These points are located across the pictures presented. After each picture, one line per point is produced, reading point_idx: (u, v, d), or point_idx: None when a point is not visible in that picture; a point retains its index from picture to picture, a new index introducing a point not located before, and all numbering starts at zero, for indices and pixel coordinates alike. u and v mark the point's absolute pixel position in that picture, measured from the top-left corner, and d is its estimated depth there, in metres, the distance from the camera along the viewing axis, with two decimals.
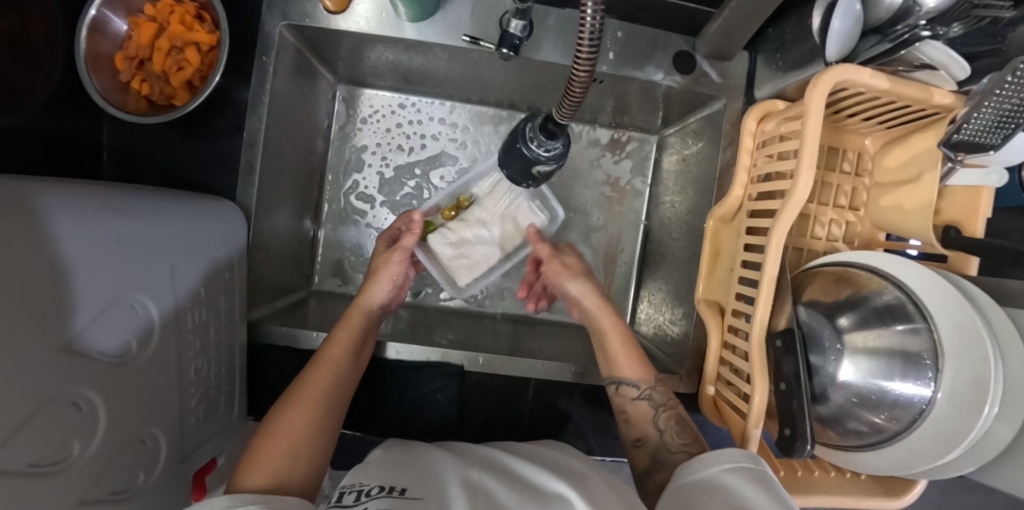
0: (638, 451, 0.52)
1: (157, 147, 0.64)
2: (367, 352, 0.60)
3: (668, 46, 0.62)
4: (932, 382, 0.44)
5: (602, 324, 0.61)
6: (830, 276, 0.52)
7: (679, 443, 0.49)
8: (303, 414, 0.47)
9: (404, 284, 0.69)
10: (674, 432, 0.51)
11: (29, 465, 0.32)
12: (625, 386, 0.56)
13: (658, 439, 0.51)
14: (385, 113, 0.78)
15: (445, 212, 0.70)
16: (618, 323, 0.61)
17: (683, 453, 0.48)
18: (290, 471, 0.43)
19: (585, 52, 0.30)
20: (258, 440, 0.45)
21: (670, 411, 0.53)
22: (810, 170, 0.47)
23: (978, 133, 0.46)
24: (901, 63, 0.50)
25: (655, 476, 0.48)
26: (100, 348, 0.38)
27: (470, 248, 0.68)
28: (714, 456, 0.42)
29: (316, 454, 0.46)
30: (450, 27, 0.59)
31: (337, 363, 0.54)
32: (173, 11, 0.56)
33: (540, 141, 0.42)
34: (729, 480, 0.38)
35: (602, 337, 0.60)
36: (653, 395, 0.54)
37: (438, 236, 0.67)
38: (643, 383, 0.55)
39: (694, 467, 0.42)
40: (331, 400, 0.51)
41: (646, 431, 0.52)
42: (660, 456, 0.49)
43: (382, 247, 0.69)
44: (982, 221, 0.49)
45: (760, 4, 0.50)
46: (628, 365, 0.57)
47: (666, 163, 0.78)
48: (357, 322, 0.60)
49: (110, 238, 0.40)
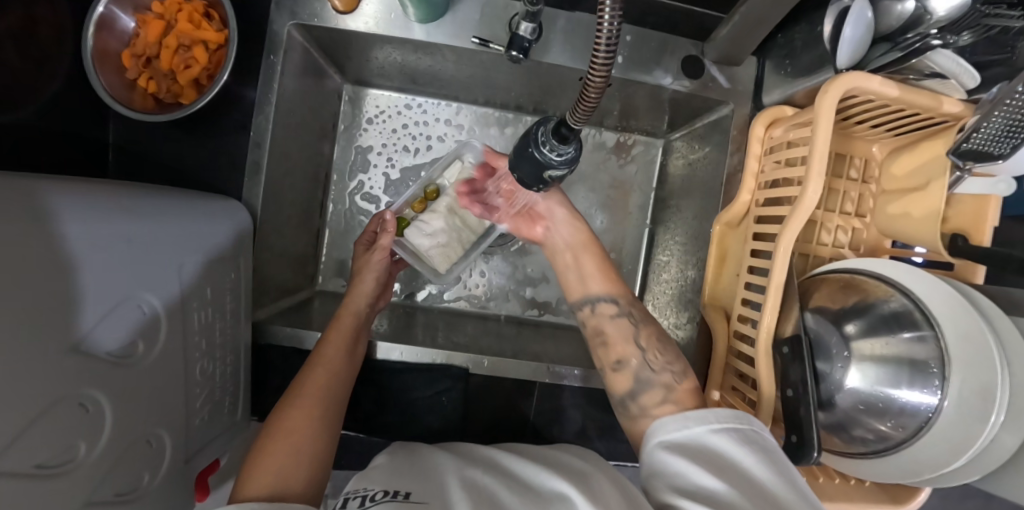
0: (618, 375, 0.50)
1: (164, 146, 0.63)
2: (362, 350, 0.61)
3: (676, 50, 0.62)
4: (939, 391, 0.44)
5: (566, 237, 0.59)
6: (837, 282, 0.52)
7: (662, 362, 0.49)
8: (303, 413, 0.48)
9: (389, 283, 0.70)
10: (656, 350, 0.50)
11: (36, 466, 0.32)
12: (602, 305, 0.54)
13: (641, 358, 0.50)
14: (391, 113, 0.78)
15: (416, 205, 0.70)
16: (583, 235, 0.59)
17: (666, 372, 0.48)
18: (294, 469, 0.43)
19: (602, 60, 0.28)
20: (261, 443, 0.45)
21: (650, 327, 0.52)
22: (820, 178, 0.47)
23: (987, 142, 0.46)
24: (910, 72, 0.50)
25: (638, 398, 0.48)
26: (108, 348, 0.38)
27: (445, 236, 0.69)
28: (699, 416, 0.41)
29: (319, 454, 0.46)
30: (458, 28, 0.59)
31: (330, 362, 0.55)
32: (181, 9, 0.56)
33: (555, 145, 0.37)
34: (721, 443, 0.38)
35: (573, 254, 0.58)
36: (633, 312, 0.53)
37: (413, 230, 0.69)
38: (622, 301, 0.54)
39: (682, 427, 0.42)
40: (328, 398, 0.51)
41: (626, 351, 0.51)
42: (643, 377, 0.48)
43: (361, 250, 0.70)
44: (989, 229, 0.49)
45: (771, 10, 0.50)
46: (599, 282, 0.55)
47: (672, 166, 0.78)
48: (347, 322, 0.61)
49: (117, 238, 0.39)
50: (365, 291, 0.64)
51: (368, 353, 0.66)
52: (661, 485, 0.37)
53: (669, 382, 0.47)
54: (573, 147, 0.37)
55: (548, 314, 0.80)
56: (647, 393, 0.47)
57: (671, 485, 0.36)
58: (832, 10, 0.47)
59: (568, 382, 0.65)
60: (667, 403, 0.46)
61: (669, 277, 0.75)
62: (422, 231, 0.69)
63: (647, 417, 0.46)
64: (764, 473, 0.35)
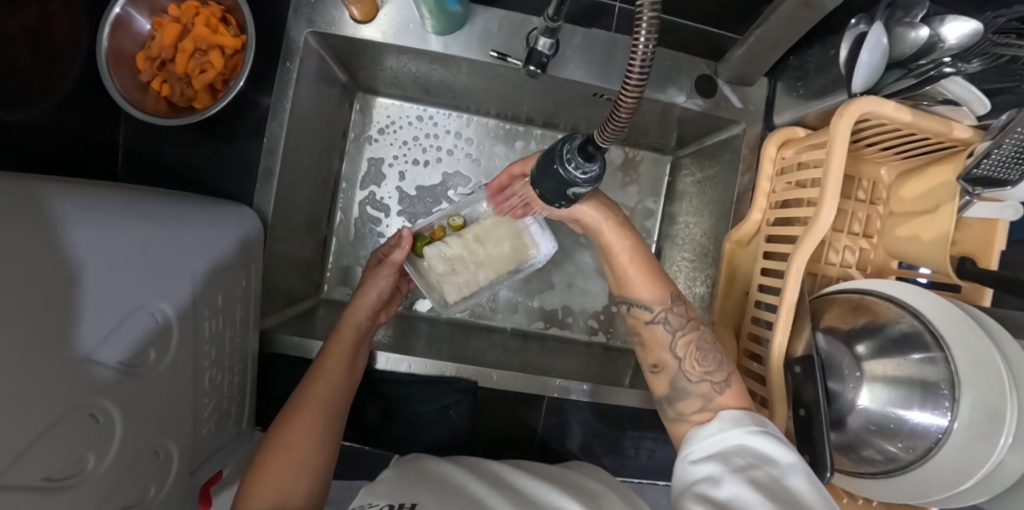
0: (657, 377, 0.50)
1: (178, 151, 0.63)
2: (362, 363, 0.60)
3: (690, 70, 0.63)
4: (950, 413, 0.44)
5: (609, 240, 0.53)
6: (847, 304, 0.52)
7: (700, 371, 0.47)
8: (303, 429, 0.47)
9: (392, 297, 0.69)
10: (694, 359, 0.48)
11: (44, 480, 0.31)
12: (637, 308, 0.52)
13: (678, 366, 0.49)
14: (402, 124, 0.78)
15: (438, 231, 0.68)
16: (628, 238, 0.53)
17: (704, 382, 0.47)
18: (293, 486, 0.43)
19: (635, 79, 0.26)
20: (262, 453, 0.46)
21: (689, 334, 0.50)
22: (834, 200, 0.48)
23: (996, 169, 0.46)
24: (924, 98, 0.51)
25: (674, 404, 0.48)
26: (118, 358, 0.37)
27: (462, 268, 0.67)
28: (734, 418, 0.42)
29: (319, 468, 0.46)
30: (475, 41, 0.59)
31: (331, 376, 0.54)
32: (197, 13, 0.56)
33: (580, 162, 0.37)
34: (756, 446, 0.39)
35: (609, 253, 0.54)
36: (668, 318, 0.50)
37: (434, 250, 0.66)
38: (657, 306, 0.51)
39: (716, 429, 0.42)
40: (329, 412, 0.51)
41: (663, 357, 0.50)
42: (679, 385, 0.48)
43: (373, 264, 0.68)
44: (996, 254, 0.50)
45: (788, 32, 0.51)
46: (645, 288, 0.51)
47: (681, 184, 0.78)
48: (348, 335, 0.59)
49: (130, 246, 0.39)
50: (367, 304, 0.62)
51: (368, 364, 0.65)
52: (694, 487, 0.37)
53: (707, 392, 0.46)
54: (598, 165, 0.37)
55: (554, 327, 0.80)
56: (682, 401, 0.47)
57: (705, 488, 0.36)
58: (848, 35, 0.48)
59: (577, 397, 0.64)
60: (706, 410, 0.45)
61: None
62: (441, 254, 0.66)
63: (684, 421, 0.47)
64: (799, 480, 0.36)
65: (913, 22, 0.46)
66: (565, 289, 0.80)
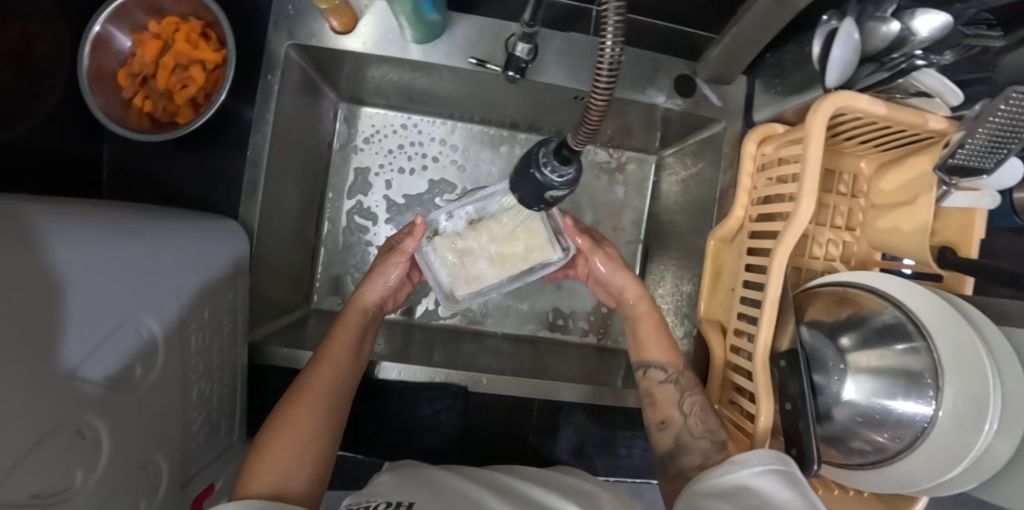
0: (663, 433, 0.53)
1: (163, 166, 0.63)
2: (366, 350, 0.60)
3: (669, 70, 0.63)
4: (933, 401, 0.44)
5: (639, 311, 0.61)
6: (832, 296, 0.53)
7: (702, 429, 0.51)
8: (308, 410, 0.48)
9: (403, 286, 0.67)
10: (698, 416, 0.52)
11: (33, 497, 0.30)
12: (652, 370, 0.56)
13: (682, 421, 0.52)
14: (387, 132, 0.79)
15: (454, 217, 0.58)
16: (654, 310, 0.60)
17: (704, 439, 0.50)
18: (295, 469, 0.44)
19: (604, 80, 0.27)
20: (265, 436, 0.46)
21: (695, 395, 0.54)
22: (812, 194, 0.48)
23: (973, 157, 0.47)
24: (897, 91, 0.52)
25: (678, 459, 0.51)
26: (104, 373, 0.37)
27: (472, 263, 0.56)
28: (743, 458, 0.42)
29: (322, 452, 0.46)
30: (456, 48, 0.60)
31: (337, 360, 0.54)
32: (178, 29, 0.56)
33: (556, 166, 0.37)
34: (762, 485, 0.39)
35: (636, 322, 0.60)
36: (679, 379, 0.55)
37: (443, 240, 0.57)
38: (670, 367, 0.56)
39: (725, 470, 0.43)
40: (334, 397, 0.51)
41: (669, 413, 0.53)
42: (683, 441, 0.51)
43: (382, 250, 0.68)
44: (976, 243, 0.50)
45: (763, 29, 0.51)
46: (660, 350, 0.57)
47: (665, 183, 0.79)
48: (354, 319, 0.59)
49: (117, 260, 0.39)
50: (375, 289, 0.62)
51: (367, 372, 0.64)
52: None
53: (707, 449, 0.49)
54: (574, 168, 0.37)
55: (545, 330, 0.80)
56: (686, 456, 0.50)
57: None
58: (821, 31, 0.49)
59: (567, 398, 0.64)
60: (706, 466, 0.48)
61: (665, 291, 0.77)
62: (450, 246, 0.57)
63: (685, 477, 0.50)
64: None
65: (884, 17, 0.47)
66: (555, 291, 0.80)
